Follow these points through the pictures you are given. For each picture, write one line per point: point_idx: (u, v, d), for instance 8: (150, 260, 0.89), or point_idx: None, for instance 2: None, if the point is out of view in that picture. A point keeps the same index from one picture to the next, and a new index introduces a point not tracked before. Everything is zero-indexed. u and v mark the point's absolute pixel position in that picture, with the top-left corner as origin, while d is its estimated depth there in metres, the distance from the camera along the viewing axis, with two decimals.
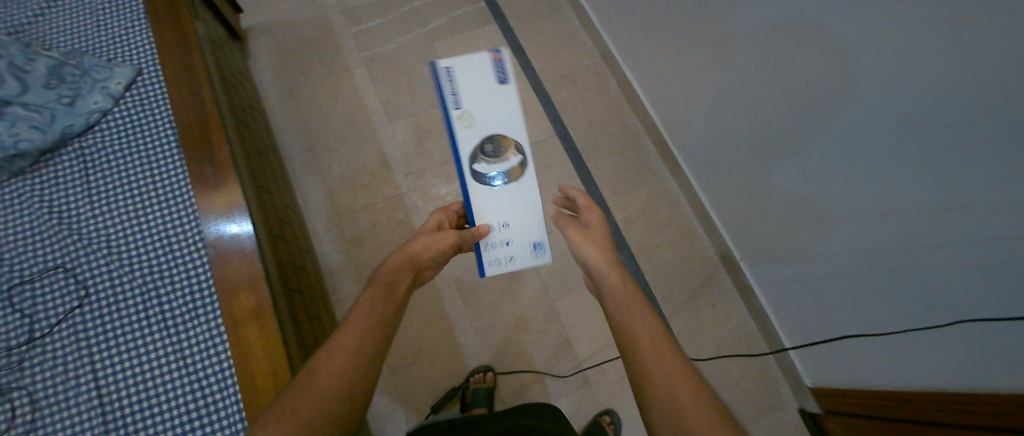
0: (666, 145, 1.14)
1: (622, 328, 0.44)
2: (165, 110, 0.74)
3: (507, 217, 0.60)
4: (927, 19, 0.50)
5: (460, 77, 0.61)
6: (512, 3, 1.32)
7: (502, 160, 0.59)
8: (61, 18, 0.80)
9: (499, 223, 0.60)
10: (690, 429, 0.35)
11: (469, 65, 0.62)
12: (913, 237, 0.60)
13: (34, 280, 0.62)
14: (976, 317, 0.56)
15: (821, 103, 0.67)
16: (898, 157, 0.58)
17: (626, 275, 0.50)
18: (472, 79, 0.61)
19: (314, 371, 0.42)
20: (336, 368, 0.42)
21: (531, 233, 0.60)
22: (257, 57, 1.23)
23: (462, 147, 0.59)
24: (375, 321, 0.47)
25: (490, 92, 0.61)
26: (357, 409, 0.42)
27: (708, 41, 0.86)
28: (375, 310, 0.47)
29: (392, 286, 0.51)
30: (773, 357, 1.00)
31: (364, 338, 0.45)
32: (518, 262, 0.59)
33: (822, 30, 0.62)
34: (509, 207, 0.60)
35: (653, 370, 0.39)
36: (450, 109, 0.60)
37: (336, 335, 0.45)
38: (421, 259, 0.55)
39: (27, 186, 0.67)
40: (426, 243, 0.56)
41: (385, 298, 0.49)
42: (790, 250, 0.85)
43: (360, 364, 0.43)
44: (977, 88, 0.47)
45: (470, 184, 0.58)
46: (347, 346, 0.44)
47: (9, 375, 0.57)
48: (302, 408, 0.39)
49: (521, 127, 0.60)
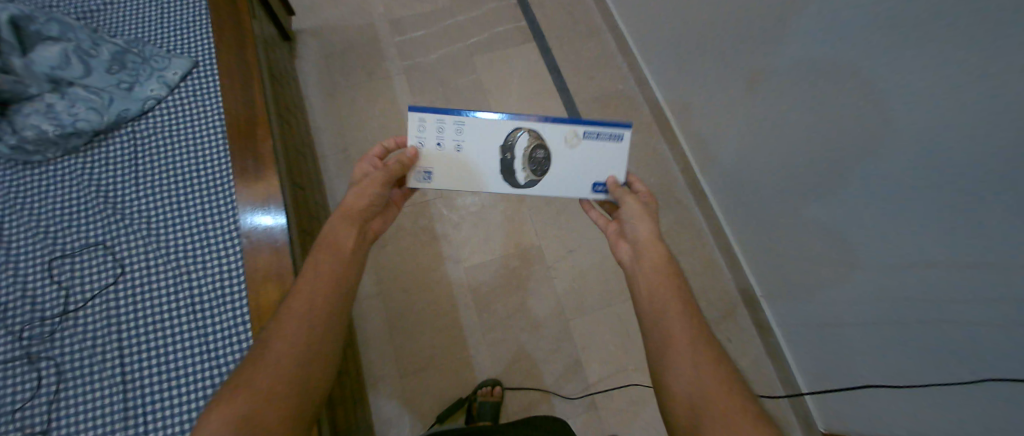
0: (694, 174, 1.15)
1: (651, 306, 0.49)
2: (214, 102, 0.76)
3: (463, 148, 0.65)
4: (959, 78, 0.51)
5: (607, 147, 0.66)
6: (552, 25, 1.36)
7: (517, 149, 0.65)
8: (129, 8, 0.85)
9: (463, 134, 0.65)
10: (706, 387, 0.41)
11: (615, 161, 0.66)
12: (936, 290, 0.60)
13: (75, 254, 0.64)
14: (993, 376, 0.55)
15: (850, 149, 0.68)
16: (926, 208, 0.58)
17: (664, 248, 0.54)
18: (602, 154, 0.66)
19: (265, 342, 0.45)
20: (288, 334, 0.45)
21: (443, 175, 0.65)
22: (303, 57, 1.28)
23: (543, 127, 0.65)
24: (323, 284, 0.49)
25: (587, 171, 0.66)
26: (319, 366, 0.46)
27: (742, 78, 0.88)
28: (322, 274, 0.50)
29: (337, 247, 0.53)
30: (787, 400, 0.98)
31: (314, 302, 0.48)
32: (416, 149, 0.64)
33: (854, 79, 0.64)
34: (477, 151, 0.65)
35: (677, 338, 0.45)
36: (585, 127, 0.65)
37: (286, 304, 0.48)
38: (353, 209, 0.57)
39: (79, 163, 0.70)
40: (362, 196, 0.58)
41: (332, 260, 0.52)
42: (811, 291, 0.85)
43: (313, 329, 0.46)
44: (1009, 142, 0.47)
45: (509, 124, 0.64)
46: (296, 313, 0.47)
47: (41, 344, 0.58)
48: (256, 375, 0.42)
49: (547, 188, 0.67)
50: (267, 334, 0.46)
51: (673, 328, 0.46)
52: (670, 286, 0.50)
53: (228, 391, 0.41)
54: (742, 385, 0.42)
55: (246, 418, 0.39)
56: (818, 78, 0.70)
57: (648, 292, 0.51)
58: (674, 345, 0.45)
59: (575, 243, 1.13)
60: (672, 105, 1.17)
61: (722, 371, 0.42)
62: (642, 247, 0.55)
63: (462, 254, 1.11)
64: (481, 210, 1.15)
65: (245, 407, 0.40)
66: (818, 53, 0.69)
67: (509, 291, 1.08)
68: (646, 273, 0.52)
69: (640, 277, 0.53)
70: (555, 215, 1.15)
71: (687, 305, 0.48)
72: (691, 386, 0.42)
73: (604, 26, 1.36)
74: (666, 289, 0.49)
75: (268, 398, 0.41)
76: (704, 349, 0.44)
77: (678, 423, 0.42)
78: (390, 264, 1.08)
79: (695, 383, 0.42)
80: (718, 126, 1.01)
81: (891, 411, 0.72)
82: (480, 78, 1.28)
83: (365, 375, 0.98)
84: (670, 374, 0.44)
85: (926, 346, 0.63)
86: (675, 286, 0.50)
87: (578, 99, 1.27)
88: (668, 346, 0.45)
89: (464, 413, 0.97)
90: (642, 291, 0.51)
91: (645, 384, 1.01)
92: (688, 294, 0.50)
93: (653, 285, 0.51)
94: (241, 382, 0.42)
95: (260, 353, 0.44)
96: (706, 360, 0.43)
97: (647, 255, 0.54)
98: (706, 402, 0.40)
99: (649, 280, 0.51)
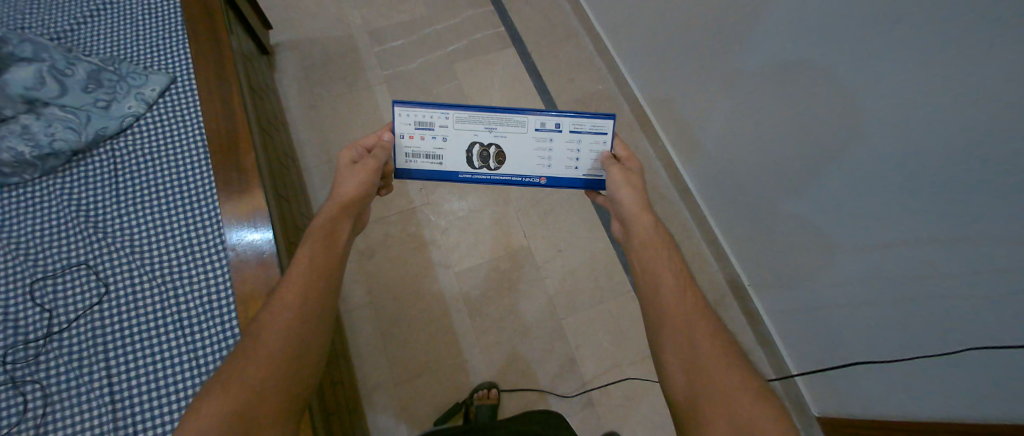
0: (677, 169, 1.17)
1: (645, 279, 0.51)
2: (195, 117, 0.76)
3: (451, 142, 0.67)
4: (914, 66, 0.54)
5: (587, 161, 0.68)
6: (530, 29, 1.39)
7: (504, 140, 0.67)
8: (104, 27, 0.84)
9: (445, 151, 0.67)
10: (698, 352, 0.43)
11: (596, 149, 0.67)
12: (910, 268, 0.62)
13: (56, 275, 0.63)
14: (967, 347, 0.57)
15: (825, 138, 0.70)
16: (897, 190, 0.61)
17: (656, 221, 0.56)
18: (583, 153, 0.67)
19: (256, 337, 0.44)
20: (280, 327, 0.44)
21: (424, 120, 0.65)
22: (283, 71, 1.28)
23: (517, 167, 0.69)
24: (315, 276, 0.49)
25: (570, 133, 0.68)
26: (313, 361, 0.46)
27: (718, 74, 0.91)
28: (315, 265, 0.50)
29: (333, 237, 0.54)
30: (780, 385, 0.99)
31: (308, 293, 0.48)
32: (406, 129, 0.65)
33: (821, 72, 0.67)
34: (455, 146, 0.67)
35: (671, 307, 0.47)
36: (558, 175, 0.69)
37: (277, 296, 0.47)
38: (351, 200, 0.58)
39: (58, 184, 0.69)
40: (356, 186, 0.58)
41: (327, 252, 0.52)
42: (796, 277, 0.87)
43: (305, 323, 0.46)
44: (966, 122, 0.50)
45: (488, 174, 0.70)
46: (289, 306, 0.46)
47: (25, 368, 0.57)
48: (245, 374, 0.41)
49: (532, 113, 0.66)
50: (261, 325, 0.45)
51: (666, 298, 0.47)
52: (666, 262, 0.51)
53: (218, 388, 0.40)
54: (739, 357, 0.43)
55: (239, 416, 0.39)
56: (792, 70, 0.73)
57: (642, 268, 0.53)
58: (668, 315, 0.46)
59: (564, 243, 1.14)
60: (652, 102, 1.19)
61: (718, 344, 0.43)
62: (631, 224, 0.57)
63: (452, 259, 1.11)
64: (469, 215, 1.16)
65: (237, 406, 0.39)
66: (787, 50, 0.72)
67: (501, 294, 1.09)
68: (638, 247, 0.54)
69: (636, 249, 0.55)
70: (543, 216, 1.17)
71: (682, 274, 0.50)
72: (686, 362, 0.43)
73: (582, 29, 1.39)
74: (661, 264, 0.51)
75: (262, 394, 0.41)
76: (697, 320, 0.45)
77: (676, 390, 0.43)
78: (381, 272, 1.08)
79: (686, 348, 0.43)
80: (697, 122, 1.04)
81: (881, 391, 0.73)
82: (461, 84, 1.29)
83: (361, 384, 0.98)
84: (664, 343, 0.45)
85: (910, 324, 0.65)
86: (669, 260, 0.52)
87: (560, 101, 1.29)
88: (664, 317, 0.46)
89: (463, 417, 0.97)
90: (637, 265, 0.53)
91: (641, 378, 1.02)
92: (682, 266, 0.51)
93: (647, 259, 0.52)
94: (233, 378, 0.41)
95: (252, 346, 0.43)
96: (700, 326, 0.45)
97: (637, 230, 0.56)
98: (699, 367, 0.41)
99: (643, 259, 0.53)
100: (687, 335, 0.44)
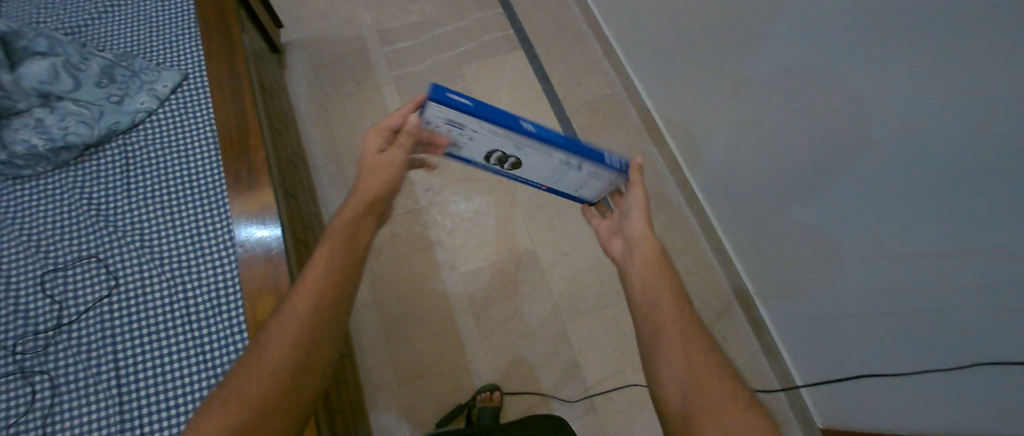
0: (684, 175, 1.17)
1: (642, 297, 0.51)
2: (206, 114, 0.76)
3: (475, 142, 0.62)
4: (925, 76, 0.54)
5: (589, 188, 0.72)
6: (539, 32, 1.39)
7: (526, 157, 0.64)
8: (118, 23, 0.85)
9: (467, 145, 0.64)
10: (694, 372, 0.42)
11: (601, 185, 0.70)
12: (921, 278, 0.62)
13: (67, 268, 0.63)
14: (979, 359, 0.56)
15: (835, 146, 0.70)
16: (908, 199, 0.60)
17: (656, 241, 0.56)
18: (589, 184, 0.70)
19: (266, 340, 0.42)
20: (292, 330, 0.43)
21: (456, 121, 0.57)
22: (292, 69, 1.28)
23: (527, 174, 0.70)
24: (332, 278, 0.47)
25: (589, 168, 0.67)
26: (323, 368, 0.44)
27: (727, 81, 0.91)
28: (333, 266, 0.48)
29: (355, 235, 0.52)
30: (784, 395, 0.98)
31: (324, 296, 0.45)
32: (435, 119, 0.58)
33: (832, 80, 0.67)
34: (478, 146, 0.63)
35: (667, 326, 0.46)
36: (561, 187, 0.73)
37: (293, 297, 0.45)
38: (374, 196, 0.57)
39: (71, 177, 0.70)
40: (381, 183, 0.57)
41: (347, 251, 0.50)
42: (803, 286, 0.86)
43: (318, 327, 0.44)
44: (980, 132, 0.50)
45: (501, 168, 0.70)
46: (304, 308, 0.44)
47: (35, 359, 0.57)
48: (254, 382, 0.39)
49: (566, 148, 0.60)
50: (273, 327, 0.43)
51: (663, 317, 0.47)
52: (663, 281, 0.51)
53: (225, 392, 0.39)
54: (735, 378, 0.42)
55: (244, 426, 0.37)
56: (802, 78, 0.73)
57: (641, 284, 0.52)
58: (665, 334, 0.45)
59: (569, 246, 1.14)
60: (659, 107, 1.19)
61: (713, 365, 0.42)
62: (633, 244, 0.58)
63: (457, 260, 1.11)
64: (474, 216, 1.16)
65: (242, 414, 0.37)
66: (797, 58, 0.72)
67: (505, 296, 1.08)
68: (637, 265, 0.54)
69: (635, 267, 0.54)
70: (549, 220, 1.17)
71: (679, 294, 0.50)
72: (682, 381, 0.41)
73: (590, 33, 1.40)
74: (658, 283, 0.51)
75: (268, 403, 0.39)
76: (693, 340, 0.44)
77: (670, 411, 0.42)
78: (386, 272, 1.08)
79: (682, 368, 0.42)
80: (705, 128, 1.03)
81: (889, 402, 0.72)
82: (469, 86, 1.29)
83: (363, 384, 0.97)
84: (660, 362, 0.44)
85: (920, 335, 0.64)
86: (665, 279, 0.51)
87: (567, 105, 1.29)
88: (659, 336, 0.46)
89: (464, 419, 0.97)
90: (635, 283, 0.53)
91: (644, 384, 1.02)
92: (679, 285, 0.51)
93: (644, 277, 0.52)
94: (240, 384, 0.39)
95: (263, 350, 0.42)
96: (696, 346, 0.44)
97: (639, 248, 0.56)
98: (694, 388, 0.40)
99: (640, 277, 0.53)
100: (683, 354, 0.43)
